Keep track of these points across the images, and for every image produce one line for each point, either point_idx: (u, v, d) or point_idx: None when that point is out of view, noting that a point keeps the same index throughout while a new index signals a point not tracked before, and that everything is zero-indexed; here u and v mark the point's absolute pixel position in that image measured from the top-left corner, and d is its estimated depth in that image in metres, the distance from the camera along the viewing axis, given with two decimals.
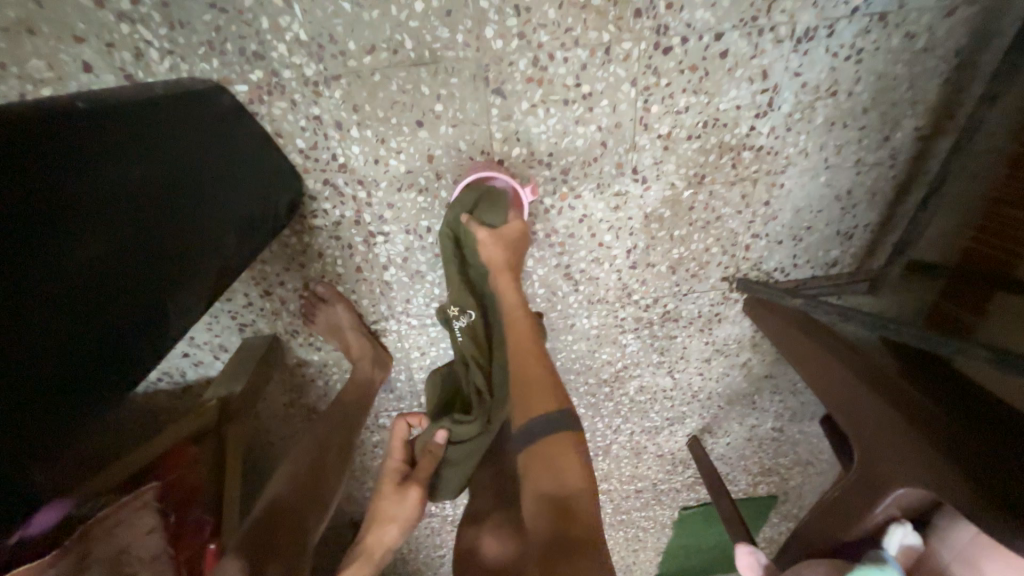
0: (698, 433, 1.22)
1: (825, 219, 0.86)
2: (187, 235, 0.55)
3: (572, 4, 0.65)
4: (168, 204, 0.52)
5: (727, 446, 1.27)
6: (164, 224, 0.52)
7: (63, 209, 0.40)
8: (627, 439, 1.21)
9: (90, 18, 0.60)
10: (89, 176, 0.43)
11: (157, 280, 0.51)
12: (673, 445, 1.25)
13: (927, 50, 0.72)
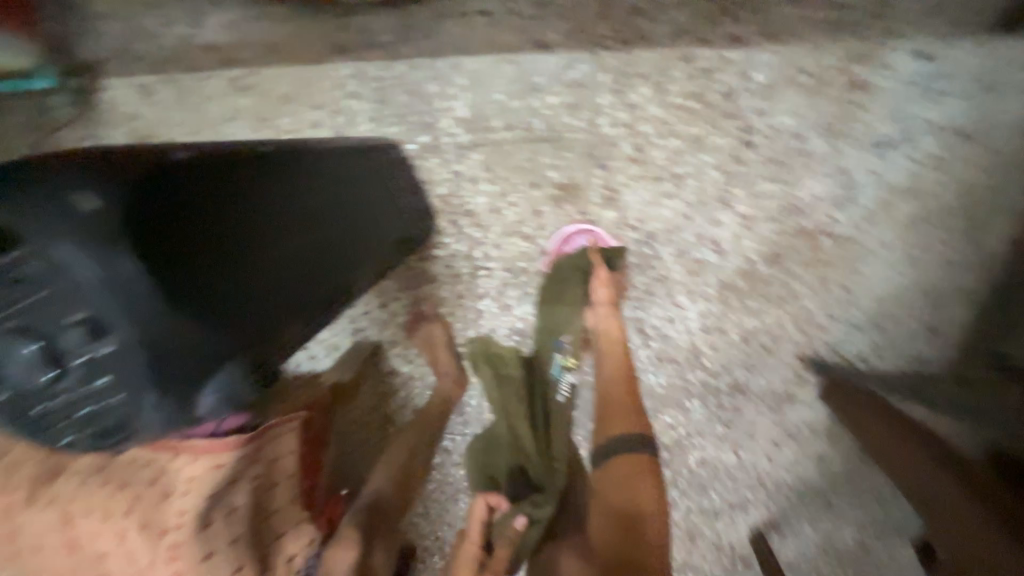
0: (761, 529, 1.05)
1: (912, 312, 0.87)
2: (356, 240, 0.79)
3: (673, 105, 0.82)
4: (349, 214, 0.77)
5: (797, 555, 1.06)
6: (341, 230, 0.75)
7: (264, 211, 0.63)
8: (678, 519, 1.09)
9: (330, 93, 0.87)
10: (288, 194, 0.67)
11: (322, 267, 0.72)
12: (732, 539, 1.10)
13: (1004, 163, 0.80)
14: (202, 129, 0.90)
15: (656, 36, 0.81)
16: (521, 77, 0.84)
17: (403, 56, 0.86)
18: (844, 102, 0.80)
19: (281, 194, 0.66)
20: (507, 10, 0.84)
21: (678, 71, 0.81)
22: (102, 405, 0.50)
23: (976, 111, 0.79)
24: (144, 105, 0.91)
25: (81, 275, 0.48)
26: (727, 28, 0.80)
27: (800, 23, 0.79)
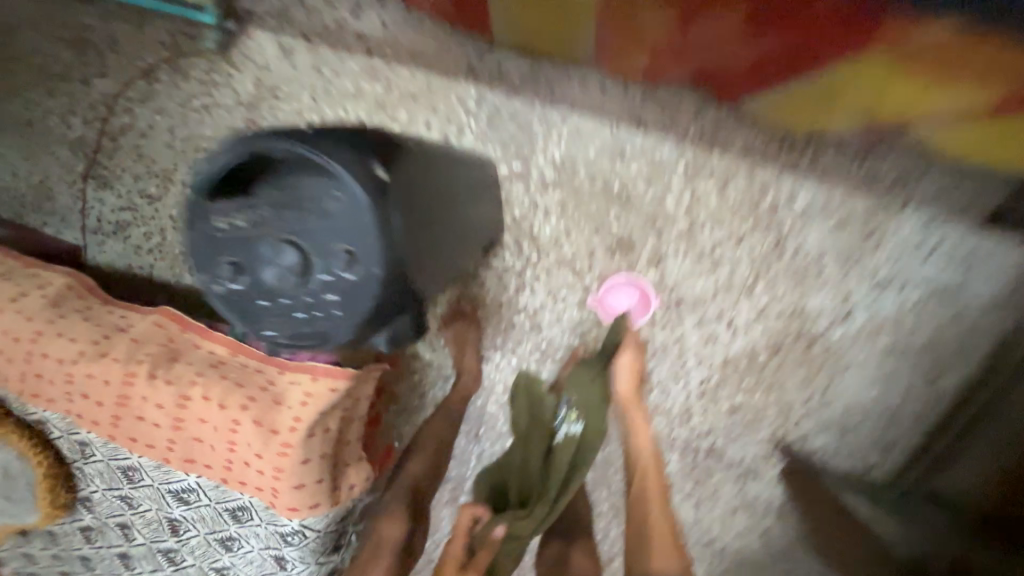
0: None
1: (868, 423, 1.05)
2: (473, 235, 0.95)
3: (728, 203, 0.97)
4: (472, 211, 0.92)
5: None
6: (468, 226, 0.91)
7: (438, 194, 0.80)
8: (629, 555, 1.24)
9: (449, 105, 0.99)
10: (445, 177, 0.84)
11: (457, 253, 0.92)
12: None
13: (975, 329, 0.95)
14: (333, 101, 1.03)
15: (737, 146, 0.94)
16: (615, 145, 0.97)
17: (522, 96, 0.96)
18: (865, 243, 0.94)
19: (444, 180, 0.83)
20: (622, 89, 0.94)
21: (741, 178, 0.95)
22: (313, 314, 0.73)
23: (969, 283, 0.93)
24: (284, 66, 1.02)
25: (307, 196, 0.69)
26: (794, 163, 0.93)
27: (859, 175, 0.91)
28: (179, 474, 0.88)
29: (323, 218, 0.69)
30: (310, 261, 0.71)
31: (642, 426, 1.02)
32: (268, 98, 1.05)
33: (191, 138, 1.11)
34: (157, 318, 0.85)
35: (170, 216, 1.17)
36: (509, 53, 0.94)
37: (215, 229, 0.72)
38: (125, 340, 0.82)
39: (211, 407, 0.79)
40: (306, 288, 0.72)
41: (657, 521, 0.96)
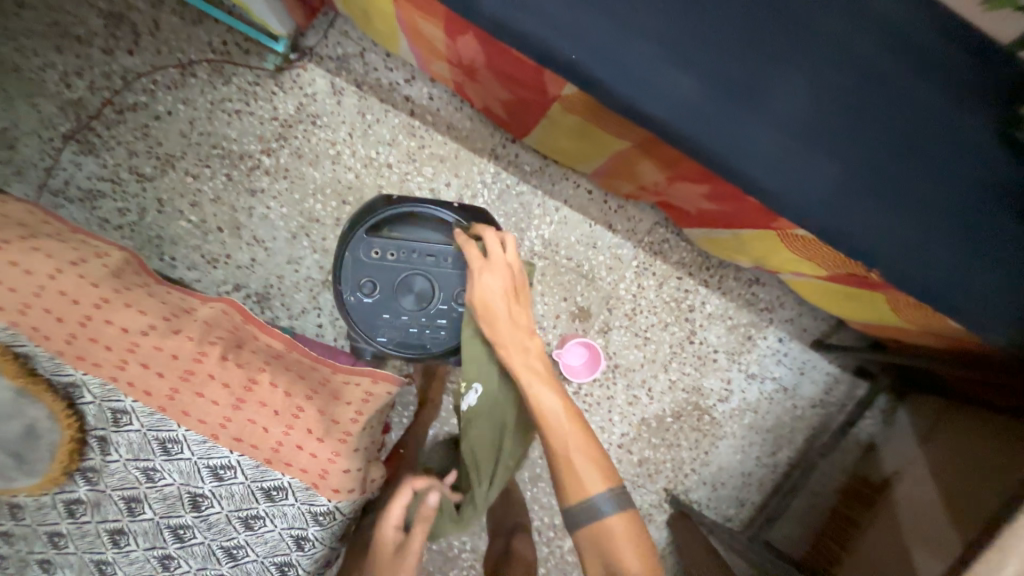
0: None
1: (732, 481, 1.37)
2: None
3: (662, 298, 1.29)
4: None
5: None
6: None
7: None
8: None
9: (469, 173, 1.19)
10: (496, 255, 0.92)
11: None
12: None
13: (801, 417, 1.37)
14: (366, 142, 1.17)
15: (674, 259, 1.28)
16: (590, 237, 1.25)
17: (529, 183, 1.21)
18: (744, 345, 1.33)
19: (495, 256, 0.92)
20: (604, 198, 1.24)
21: (672, 281, 1.29)
22: (416, 327, 0.79)
23: (801, 384, 1.35)
24: (329, 101, 1.15)
25: (450, 252, 0.79)
26: (707, 280, 1.29)
27: (746, 297, 1.31)
28: (167, 443, 0.64)
29: (455, 265, 0.79)
30: (432, 292, 0.79)
31: (504, 311, 0.73)
32: (305, 123, 1.15)
33: (211, 134, 1.15)
34: (223, 305, 0.71)
35: (158, 198, 1.16)
36: (527, 149, 1.21)
37: (366, 258, 0.79)
38: (187, 316, 0.66)
39: (239, 374, 0.63)
40: (429, 315, 0.79)
41: (559, 421, 0.69)
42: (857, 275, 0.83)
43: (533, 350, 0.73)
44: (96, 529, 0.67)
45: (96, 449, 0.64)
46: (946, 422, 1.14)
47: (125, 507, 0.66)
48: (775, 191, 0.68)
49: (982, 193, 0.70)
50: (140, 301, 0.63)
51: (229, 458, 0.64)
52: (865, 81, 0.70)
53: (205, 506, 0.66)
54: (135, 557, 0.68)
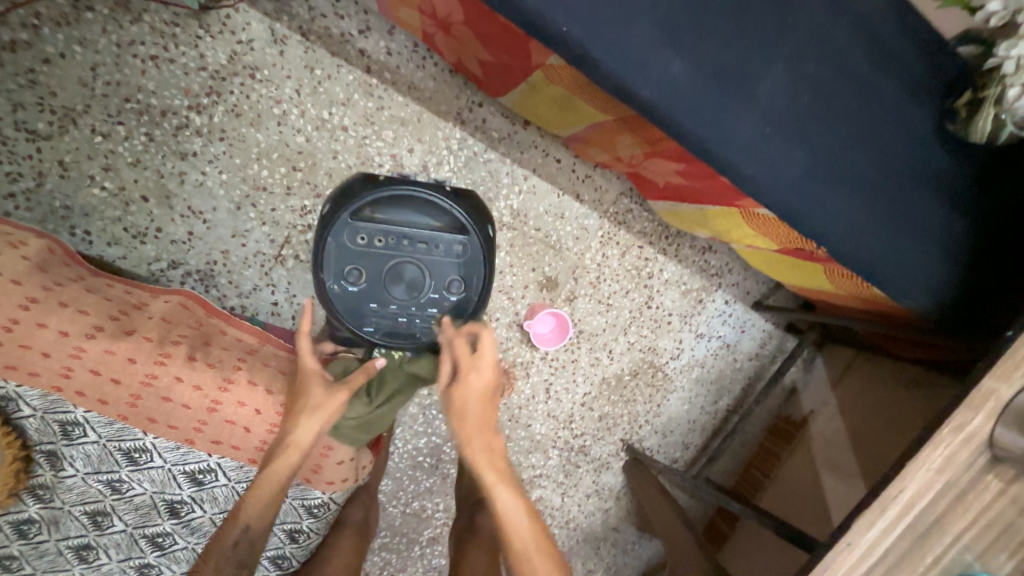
0: None
1: (680, 429, 1.51)
2: None
3: (624, 266, 1.34)
4: None
5: None
6: None
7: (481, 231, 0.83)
8: None
9: (433, 138, 1.12)
10: None
11: None
12: None
13: (739, 369, 1.52)
14: (317, 101, 1.05)
15: (636, 228, 1.32)
16: (558, 207, 1.25)
17: (497, 150, 1.17)
18: (694, 308, 1.43)
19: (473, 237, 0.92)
20: (572, 167, 1.24)
21: (634, 250, 1.34)
22: (405, 318, 0.78)
23: (740, 340, 1.50)
24: (270, 51, 1.01)
25: (441, 241, 0.77)
26: (666, 248, 1.36)
27: (699, 263, 1.40)
28: (134, 453, 0.71)
29: (447, 253, 0.77)
30: (424, 282, 0.77)
31: (477, 416, 0.78)
32: (242, 75, 1.01)
33: (122, 84, 0.97)
34: (178, 299, 0.74)
35: (58, 160, 0.97)
36: (495, 114, 1.15)
37: (351, 244, 0.75)
38: (137, 313, 0.68)
39: (213, 375, 0.67)
40: (419, 303, 0.78)
41: (521, 525, 0.78)
42: (806, 251, 0.91)
43: (497, 451, 0.81)
44: (57, 544, 0.75)
45: (46, 466, 0.70)
46: (858, 367, 1.33)
47: (91, 519, 0.75)
48: (749, 176, 0.72)
49: (922, 184, 0.79)
50: (80, 300, 0.63)
51: (206, 461, 0.73)
52: (839, 76, 0.75)
53: (186, 511, 0.76)
54: (108, 568, 0.78)
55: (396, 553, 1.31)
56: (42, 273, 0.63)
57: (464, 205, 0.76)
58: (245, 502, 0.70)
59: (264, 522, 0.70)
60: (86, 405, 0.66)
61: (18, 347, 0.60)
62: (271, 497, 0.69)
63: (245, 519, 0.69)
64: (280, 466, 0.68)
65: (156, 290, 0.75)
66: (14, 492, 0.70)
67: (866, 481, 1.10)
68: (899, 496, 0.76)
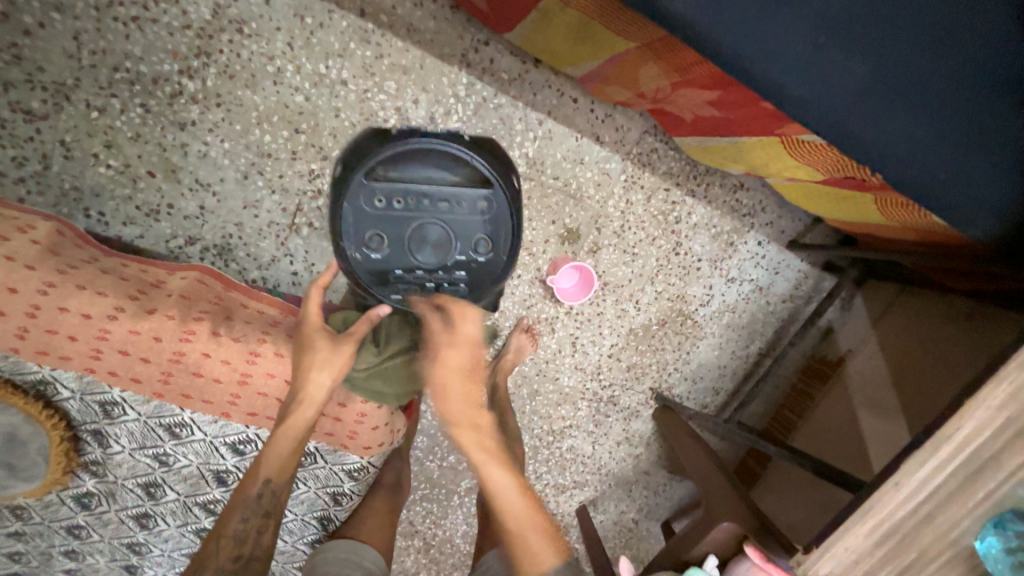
0: (586, 504, 1.52)
1: (711, 376, 1.49)
2: None
3: (649, 211, 1.27)
4: None
5: (600, 524, 1.55)
6: None
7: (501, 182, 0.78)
8: (540, 488, 1.48)
9: (439, 86, 1.04)
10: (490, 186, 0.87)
11: None
12: (565, 508, 1.51)
13: (773, 312, 1.46)
14: (313, 54, 0.98)
15: (662, 169, 1.23)
16: (577, 152, 1.17)
17: (508, 94, 1.08)
18: (724, 251, 1.36)
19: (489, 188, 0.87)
20: (590, 107, 1.15)
21: (659, 194, 1.26)
22: (432, 283, 0.75)
23: (774, 282, 1.43)
24: (256, 1, 0.93)
25: (464, 198, 0.73)
26: (694, 190, 1.27)
27: (730, 203, 1.31)
28: (176, 429, 0.72)
29: (471, 210, 0.73)
30: (449, 241, 0.73)
31: (460, 393, 0.80)
32: (230, 31, 0.94)
33: (107, 51, 0.92)
34: (194, 275, 0.73)
35: (59, 140, 0.95)
36: (504, 52, 1.06)
37: (370, 208, 0.71)
38: (157, 291, 0.67)
39: (240, 349, 0.67)
40: (447, 265, 0.75)
41: (512, 500, 0.80)
42: (856, 179, 0.83)
43: (484, 428, 0.83)
44: (118, 514, 0.80)
45: (94, 443, 0.73)
46: (901, 303, 1.26)
47: (145, 490, 0.78)
48: (798, 97, 0.64)
49: (996, 95, 0.68)
50: (98, 282, 0.62)
51: (245, 432, 0.75)
52: None
53: (232, 480, 0.79)
54: (169, 533, 0.83)
55: (436, 503, 1.37)
56: (56, 257, 0.62)
57: (486, 155, 0.71)
58: (264, 458, 0.70)
59: (284, 476, 0.71)
60: (122, 384, 0.67)
61: (47, 332, 0.60)
62: (290, 452, 0.70)
63: (266, 472, 0.71)
64: (295, 420, 0.69)
65: (171, 267, 0.73)
66: (71, 469, 0.74)
67: (907, 419, 1.07)
68: (953, 434, 0.73)
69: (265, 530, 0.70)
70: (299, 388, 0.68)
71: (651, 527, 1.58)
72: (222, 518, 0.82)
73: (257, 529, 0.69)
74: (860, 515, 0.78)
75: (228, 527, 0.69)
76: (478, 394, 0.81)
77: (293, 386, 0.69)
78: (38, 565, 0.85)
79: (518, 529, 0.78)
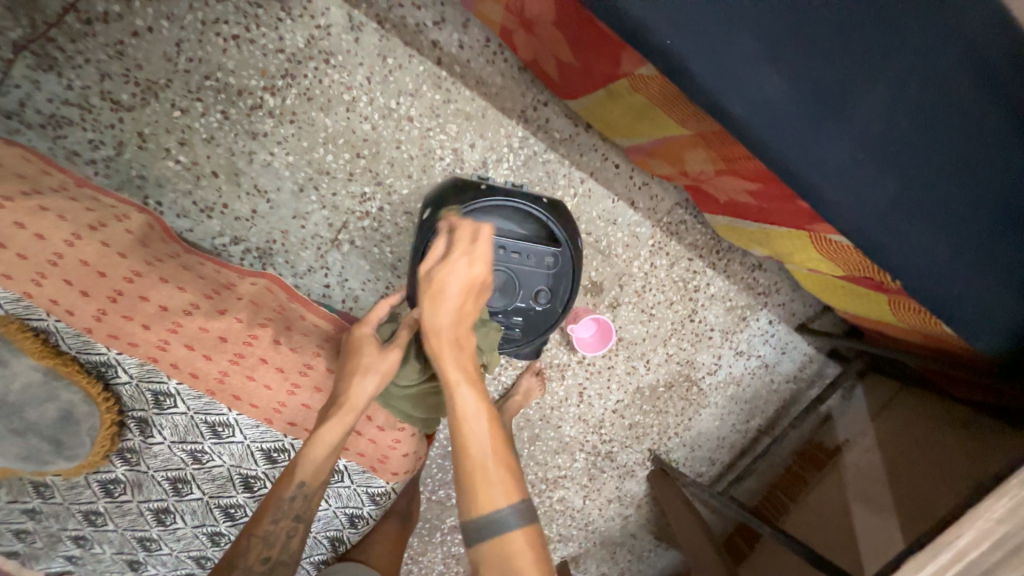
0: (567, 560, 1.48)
1: (710, 445, 1.50)
2: None
3: (671, 277, 1.32)
4: None
5: None
6: None
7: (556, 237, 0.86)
8: None
9: (496, 135, 1.12)
10: None
11: None
12: None
13: (777, 391, 1.49)
14: (387, 90, 1.06)
15: (688, 241, 1.30)
16: (612, 213, 1.24)
17: (556, 151, 1.16)
18: (736, 325, 1.41)
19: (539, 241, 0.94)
20: (630, 173, 1.22)
21: (681, 263, 1.32)
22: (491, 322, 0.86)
23: (781, 362, 1.47)
24: (346, 38, 1.02)
25: (533, 254, 0.83)
26: (715, 263, 1.34)
27: (747, 281, 1.37)
28: (218, 427, 0.77)
29: (538, 264, 0.83)
30: (514, 290, 0.84)
31: (454, 303, 0.72)
32: (317, 60, 1.02)
33: (203, 61, 1.00)
34: (264, 283, 0.83)
35: (138, 132, 1.01)
36: (559, 114, 1.14)
37: None
38: (230, 293, 0.77)
39: (296, 359, 0.74)
40: (507, 309, 0.85)
41: (480, 433, 0.65)
42: (872, 281, 0.89)
43: (465, 350, 0.72)
44: (139, 505, 0.83)
45: (136, 430, 0.78)
46: (902, 401, 1.30)
47: (172, 485, 0.82)
48: (833, 204, 0.70)
49: (1014, 232, 0.76)
50: (179, 278, 0.71)
51: (281, 441, 0.79)
52: (948, 113, 0.72)
53: (258, 486, 0.83)
54: (183, 531, 0.86)
55: (418, 536, 1.34)
56: (144, 248, 0.71)
57: (557, 218, 0.81)
58: (300, 460, 0.71)
59: (318, 480, 0.72)
60: (179, 376, 0.72)
61: (123, 318, 0.67)
62: (327, 454, 0.71)
63: (301, 475, 0.71)
64: (334, 423, 0.70)
65: (243, 272, 0.84)
66: (107, 454, 0.78)
67: (897, 516, 1.08)
68: (953, 543, 0.75)
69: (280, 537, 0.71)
70: (344, 391, 0.71)
71: None
72: (238, 523, 0.85)
73: (273, 534, 0.70)
74: None
75: (257, 528, 0.70)
76: (472, 304, 0.74)
77: (337, 391, 0.73)
78: (39, 547, 0.86)
79: (478, 463, 0.64)
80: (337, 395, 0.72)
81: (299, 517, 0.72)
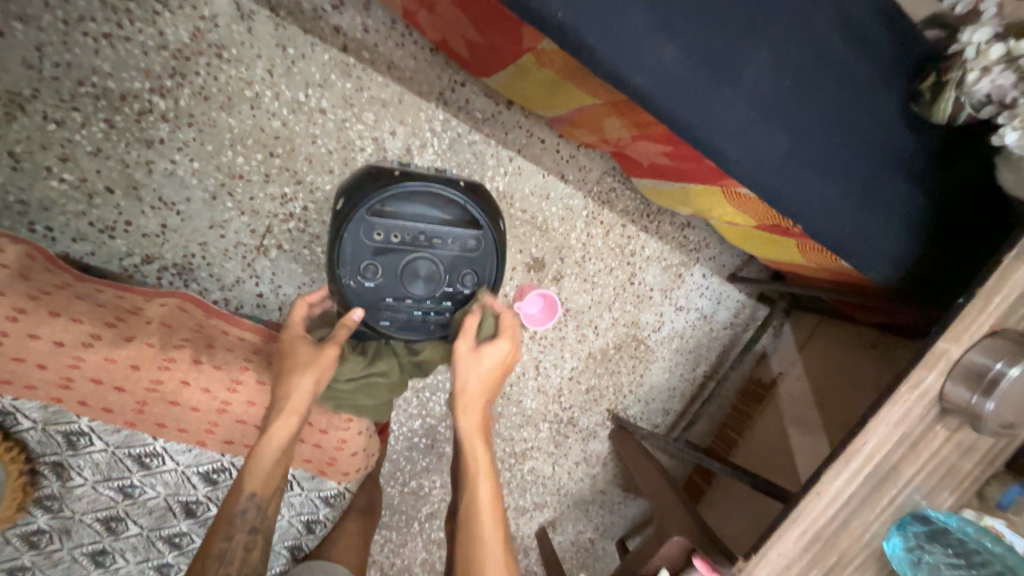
0: (545, 525, 1.54)
1: (663, 397, 1.59)
2: None
3: (609, 244, 1.37)
4: None
5: (557, 545, 1.57)
6: None
7: None
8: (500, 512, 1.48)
9: (416, 120, 1.10)
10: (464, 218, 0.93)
11: None
12: (526, 530, 1.52)
13: (716, 339, 1.60)
14: (293, 83, 1.00)
15: (620, 207, 1.35)
16: (544, 187, 1.26)
17: (481, 132, 1.15)
18: (673, 282, 1.49)
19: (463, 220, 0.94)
20: (556, 147, 1.24)
21: (615, 229, 1.37)
22: (420, 311, 0.82)
23: (717, 310, 1.57)
24: (237, 28, 0.95)
25: (457, 238, 0.80)
26: (647, 226, 1.40)
27: (678, 239, 1.45)
28: (146, 458, 0.77)
29: (462, 248, 0.81)
30: (438, 276, 0.81)
31: (483, 385, 0.83)
32: (208, 54, 0.95)
33: (73, 65, 0.89)
34: (175, 302, 0.78)
35: (8, 151, 0.90)
36: (478, 94, 1.13)
37: (368, 239, 0.78)
38: (137, 318, 0.71)
39: (221, 376, 0.72)
40: (435, 296, 0.82)
41: (486, 508, 0.81)
42: (781, 227, 0.96)
43: (485, 432, 0.86)
44: (71, 552, 0.82)
45: (51, 477, 0.76)
46: (821, 329, 1.43)
47: (104, 525, 0.81)
48: (736, 161, 0.75)
49: (890, 169, 0.85)
50: (74, 309, 0.66)
51: (220, 460, 0.81)
52: (823, 67, 0.78)
53: (201, 510, 0.84)
54: (126, 570, 0.86)
55: (395, 529, 1.35)
56: (28, 282, 0.66)
57: (476, 200, 0.80)
58: (247, 472, 0.72)
59: (268, 490, 0.73)
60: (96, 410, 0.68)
61: (14, 360, 0.64)
62: (274, 461, 0.73)
63: (250, 487, 0.72)
64: (278, 428, 0.72)
65: (151, 293, 0.78)
66: (22, 505, 0.76)
67: (828, 434, 1.23)
68: (862, 448, 0.85)
69: (244, 548, 0.71)
70: (285, 393, 0.72)
71: (607, 546, 1.62)
72: (186, 551, 0.86)
73: (231, 550, 0.70)
74: (788, 523, 0.86)
75: (211, 548, 0.69)
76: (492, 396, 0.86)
77: (277, 393, 0.73)
78: None
79: (480, 547, 0.79)
80: (275, 399, 0.73)
81: (259, 526, 0.72)
